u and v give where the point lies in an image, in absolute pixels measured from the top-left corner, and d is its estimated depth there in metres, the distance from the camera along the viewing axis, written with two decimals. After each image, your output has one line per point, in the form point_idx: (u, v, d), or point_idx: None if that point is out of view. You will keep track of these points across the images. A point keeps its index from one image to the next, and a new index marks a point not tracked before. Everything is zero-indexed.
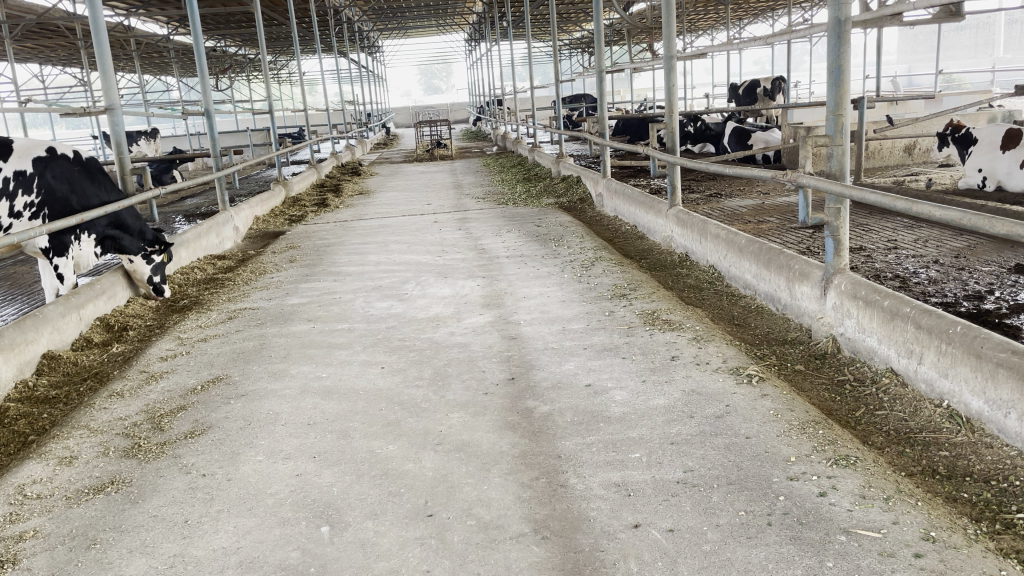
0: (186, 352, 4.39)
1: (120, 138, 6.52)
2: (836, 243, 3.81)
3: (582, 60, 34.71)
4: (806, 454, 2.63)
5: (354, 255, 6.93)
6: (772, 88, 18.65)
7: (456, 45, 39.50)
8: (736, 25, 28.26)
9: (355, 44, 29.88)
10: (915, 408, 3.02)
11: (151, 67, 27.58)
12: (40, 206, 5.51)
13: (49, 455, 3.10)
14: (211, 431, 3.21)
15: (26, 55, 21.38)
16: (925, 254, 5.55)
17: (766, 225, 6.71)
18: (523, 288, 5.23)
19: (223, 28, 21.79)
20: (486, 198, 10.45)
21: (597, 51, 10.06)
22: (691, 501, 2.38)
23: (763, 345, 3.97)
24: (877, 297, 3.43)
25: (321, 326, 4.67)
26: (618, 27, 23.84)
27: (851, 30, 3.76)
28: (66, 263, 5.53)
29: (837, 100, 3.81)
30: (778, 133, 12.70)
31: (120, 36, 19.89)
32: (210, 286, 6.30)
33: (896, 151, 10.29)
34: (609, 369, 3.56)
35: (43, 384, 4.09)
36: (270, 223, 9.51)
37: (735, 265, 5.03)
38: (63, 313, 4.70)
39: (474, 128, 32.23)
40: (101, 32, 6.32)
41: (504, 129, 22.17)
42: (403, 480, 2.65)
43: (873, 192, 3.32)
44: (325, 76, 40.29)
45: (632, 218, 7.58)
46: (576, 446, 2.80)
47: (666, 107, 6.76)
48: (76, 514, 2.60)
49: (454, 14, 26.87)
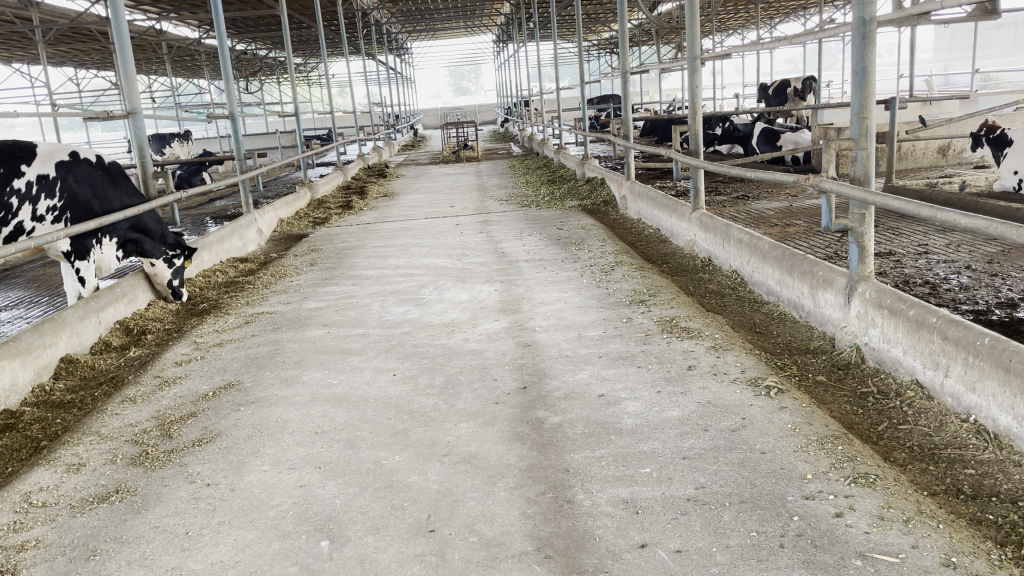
0: (201, 357, 4.39)
1: (142, 142, 6.56)
2: (861, 250, 3.69)
3: (610, 62, 34.59)
4: (824, 471, 2.53)
5: (374, 258, 6.91)
6: (803, 88, 18.39)
7: (484, 47, 39.52)
8: (765, 24, 27.95)
9: (383, 46, 30.02)
10: (940, 423, 2.91)
11: (183, 70, 27.92)
12: (62, 210, 5.54)
13: (57, 461, 3.09)
14: (219, 439, 3.19)
15: (60, 59, 21.74)
16: (956, 260, 5.38)
17: (792, 228, 6.57)
18: (541, 293, 5.15)
19: (253, 31, 21.99)
20: (509, 200, 10.40)
21: (623, 52, 9.95)
22: (701, 520, 2.30)
23: (785, 354, 3.86)
24: (903, 307, 3.31)
25: (336, 331, 4.64)
26: (645, 27, 23.67)
27: (877, 30, 3.63)
28: (87, 267, 5.55)
29: (862, 102, 3.69)
30: (808, 134, 12.49)
31: (152, 40, 20.15)
32: (230, 289, 6.32)
33: (929, 152, 10.08)
34: (624, 379, 3.47)
35: (60, 388, 4.11)
36: (294, 226, 9.55)
37: (758, 271, 4.92)
38: (83, 316, 4.73)
39: (501, 130, 32.23)
40: (123, 38, 6.37)
41: (530, 130, 22.13)
42: (407, 493, 2.60)
43: (898, 198, 3.20)
44: (354, 78, 40.55)
45: (655, 221, 7.48)
46: (586, 460, 2.73)
47: (689, 109, 6.65)
48: (79, 524, 2.59)
49: (482, 16, 26.87)
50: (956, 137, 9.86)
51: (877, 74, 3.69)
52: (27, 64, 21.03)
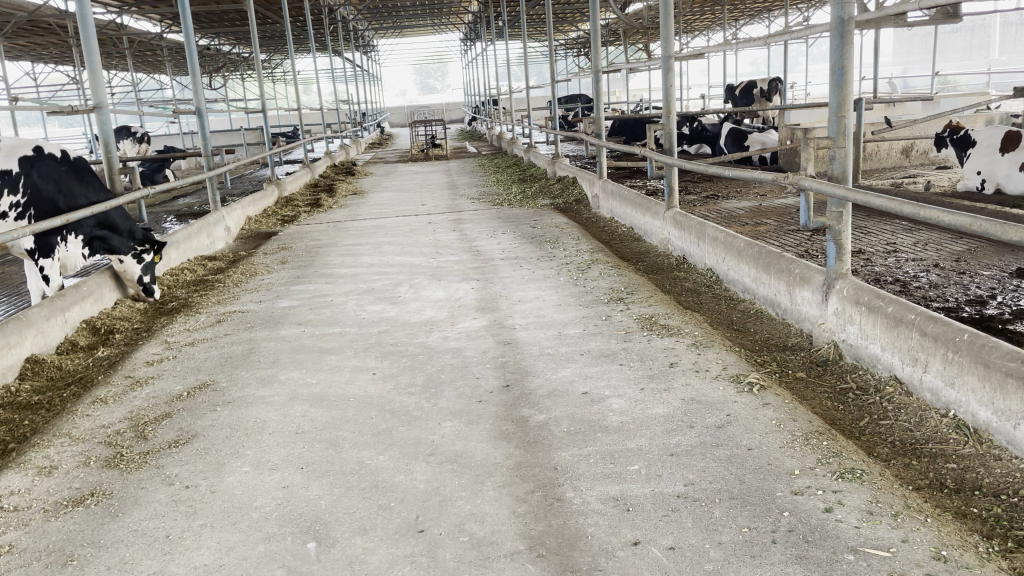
0: (173, 356, 4.30)
1: (109, 137, 6.41)
2: (839, 248, 3.72)
3: (578, 61, 34.65)
4: (811, 467, 2.55)
5: (347, 256, 6.83)
6: (768, 89, 18.58)
7: (452, 45, 39.40)
8: (731, 25, 28.23)
9: (349, 43, 29.77)
10: (920, 418, 2.94)
11: (145, 66, 27.41)
12: (26, 207, 5.40)
13: (28, 464, 2.99)
14: (196, 440, 3.11)
15: (18, 53, 21.22)
16: (925, 258, 5.47)
17: (764, 227, 6.63)
18: (518, 291, 5.13)
19: (218, 26, 21.68)
20: (481, 198, 10.37)
21: (594, 51, 9.96)
22: (692, 517, 2.29)
23: (764, 351, 3.89)
24: (881, 303, 3.34)
25: (311, 329, 4.58)
26: (614, 27, 23.79)
27: (855, 30, 3.67)
28: (51, 265, 5.41)
29: (840, 101, 3.73)
30: (774, 134, 12.64)
31: (113, 35, 19.74)
32: (199, 287, 6.20)
33: (893, 153, 10.24)
34: (606, 376, 3.47)
35: (26, 388, 3.98)
36: (262, 224, 9.41)
37: (734, 269, 4.95)
38: (48, 315, 4.60)
39: (469, 129, 32.14)
40: (89, 30, 6.21)
41: (499, 129, 22.08)
42: (393, 493, 2.56)
43: (878, 195, 3.23)
44: (320, 75, 40.15)
45: (628, 219, 7.50)
46: (573, 457, 2.71)
47: (663, 108, 6.68)
48: (53, 529, 2.51)
49: (450, 14, 26.77)
50: (919, 138, 10.04)
51: (854, 74, 3.73)
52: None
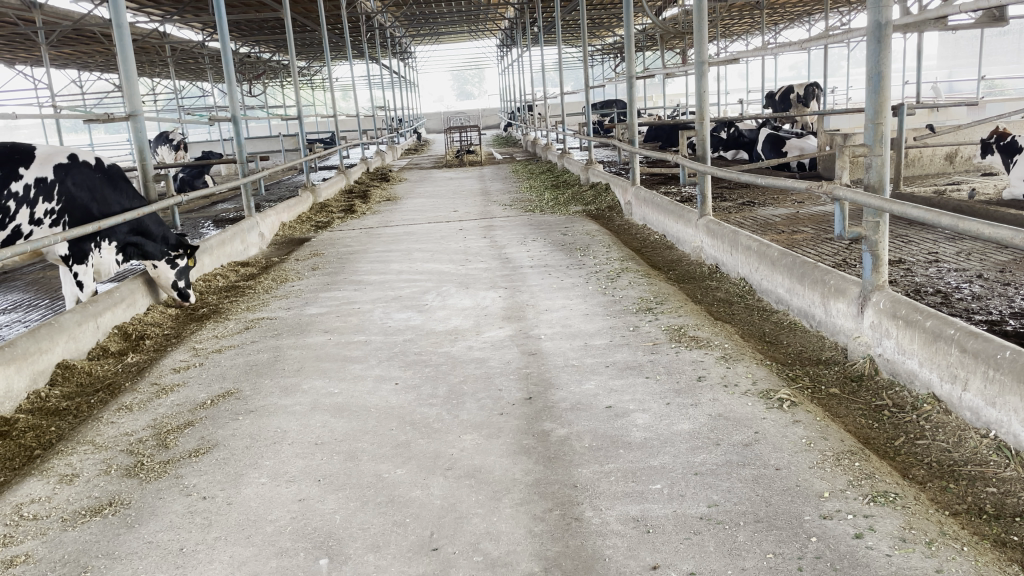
0: (199, 363, 4.31)
1: (143, 144, 6.49)
2: (875, 259, 3.59)
3: (614, 66, 34.54)
4: (841, 489, 2.44)
5: (377, 263, 6.84)
6: (807, 94, 18.27)
7: (488, 51, 39.54)
8: (770, 29, 27.90)
9: (386, 49, 29.99)
10: (959, 439, 2.81)
11: (186, 73, 27.88)
12: (60, 213, 5.46)
13: (50, 472, 3.01)
14: (216, 449, 3.10)
15: (64, 61, 21.70)
16: (967, 268, 5.29)
17: (800, 235, 6.49)
18: (545, 300, 5.07)
19: (256, 34, 21.94)
20: (513, 205, 10.32)
21: (628, 56, 9.84)
22: (714, 540, 2.21)
23: (796, 364, 3.77)
24: (919, 318, 3.22)
25: (336, 337, 4.56)
26: (650, 32, 23.64)
27: (893, 34, 3.54)
28: (85, 271, 5.46)
29: (877, 108, 3.61)
30: (813, 140, 12.42)
31: (155, 43, 20.10)
32: (230, 294, 6.24)
33: (936, 159, 9.99)
34: (632, 390, 3.38)
35: (56, 394, 4.02)
36: (295, 230, 9.48)
37: (768, 279, 4.83)
38: (80, 321, 4.65)
39: (504, 134, 32.18)
40: (124, 40, 6.29)
41: (533, 135, 22.06)
42: (409, 508, 2.51)
43: (916, 205, 3.11)
44: (357, 81, 40.55)
45: (661, 227, 7.40)
46: (594, 475, 2.64)
47: (696, 114, 6.56)
48: (70, 539, 2.50)
49: (486, 20, 26.82)
50: (963, 144, 9.78)
51: (892, 79, 3.61)
52: (31, 66, 20.98)
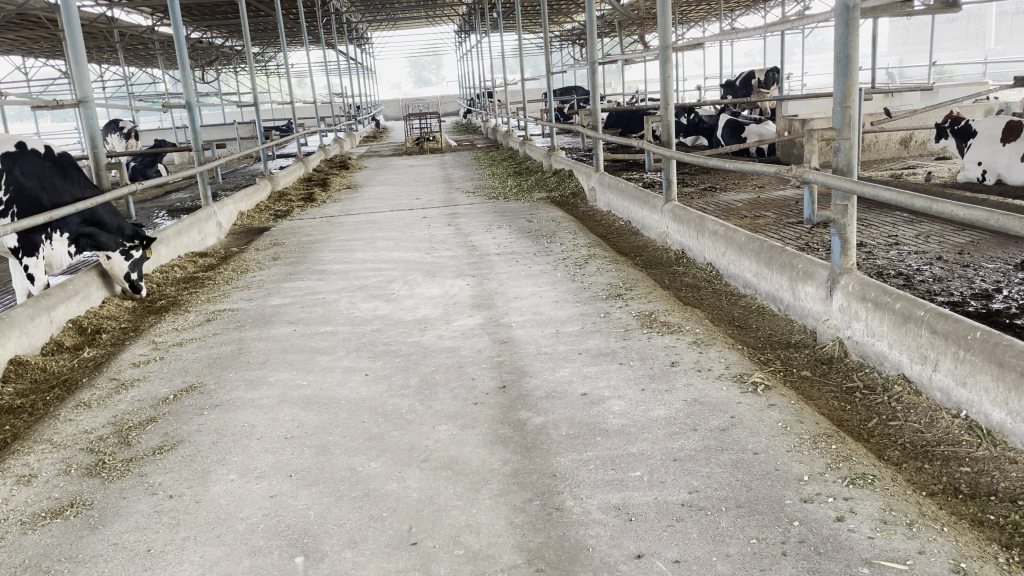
0: (160, 357, 4.17)
1: (95, 132, 6.27)
2: (843, 242, 3.62)
3: (574, 52, 34.55)
4: (820, 472, 2.45)
5: (340, 252, 6.72)
6: (766, 80, 18.44)
7: (446, 37, 39.20)
8: (727, 16, 28.11)
9: (343, 35, 29.55)
10: (931, 419, 2.84)
11: (136, 59, 27.17)
12: (9, 204, 5.20)
13: (6, 473, 2.88)
14: (181, 446, 3.00)
15: (8, 47, 20.98)
16: (927, 250, 5.37)
17: (763, 219, 6.54)
18: (514, 287, 5.02)
19: (209, 19, 21.45)
20: (476, 192, 10.23)
21: (590, 42, 9.79)
22: (698, 527, 2.19)
23: (767, 348, 3.78)
24: (888, 300, 3.24)
25: (302, 328, 4.47)
26: (609, 18, 23.64)
27: (860, 17, 3.56)
28: (36, 263, 5.23)
29: (845, 92, 3.62)
30: (772, 125, 12.54)
31: (103, 28, 19.52)
32: (189, 285, 6.07)
33: (892, 143, 10.16)
34: (606, 377, 3.36)
35: (8, 392, 3.86)
36: (254, 219, 9.29)
37: (735, 264, 4.85)
38: (33, 315, 4.48)
39: (464, 121, 31.98)
40: (73, 23, 6.06)
41: (494, 122, 21.94)
42: (386, 502, 2.45)
43: (886, 188, 3.12)
44: (313, 67, 39.96)
45: (626, 213, 7.39)
46: (572, 463, 2.61)
47: (661, 99, 6.56)
48: (31, 542, 2.40)
49: (444, 6, 26.56)
50: (918, 129, 9.94)
51: (859, 63, 3.62)
52: None
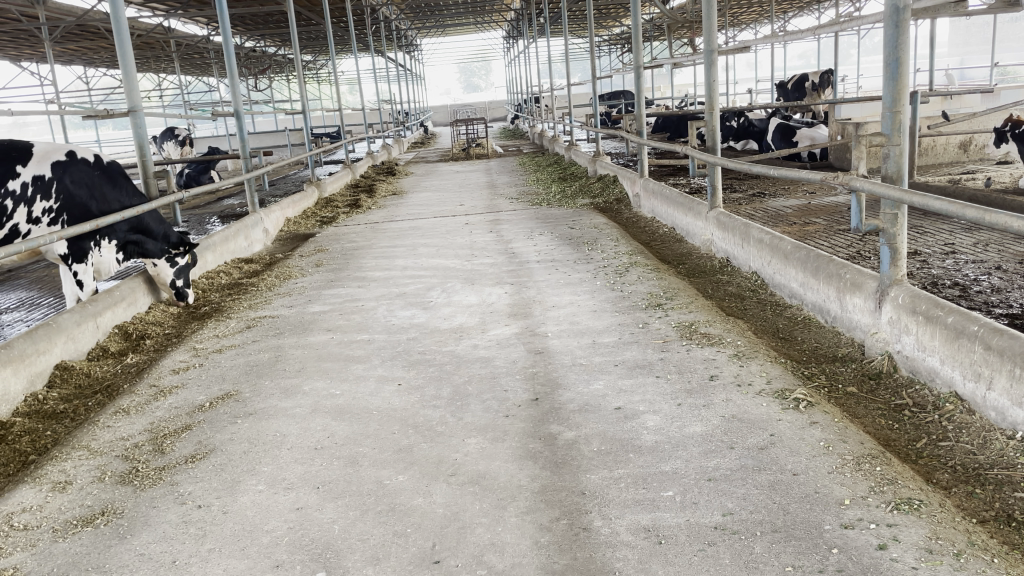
0: (199, 364, 4.22)
1: (143, 140, 6.39)
2: (893, 252, 3.47)
3: (622, 56, 34.33)
4: (863, 496, 2.33)
5: (381, 259, 6.74)
6: (820, 83, 18.04)
7: (495, 43, 39.33)
8: (779, 17, 27.60)
9: (392, 42, 29.84)
10: (984, 440, 2.69)
11: (191, 68, 27.81)
12: (59, 212, 5.38)
13: (44, 479, 2.92)
14: (213, 455, 3.01)
15: (70, 57, 21.65)
16: (985, 259, 5.15)
17: (812, 226, 6.36)
18: (552, 296, 4.96)
19: (261, 28, 21.83)
20: (520, 198, 10.21)
21: (635, 46, 9.66)
22: (730, 552, 2.10)
23: (812, 363, 3.64)
24: (940, 314, 3.09)
25: (339, 336, 4.47)
26: (658, 22, 23.44)
27: (911, 18, 3.41)
28: (85, 269, 5.38)
29: (895, 96, 3.47)
30: (825, 129, 12.24)
31: (159, 38, 19.98)
32: (233, 291, 6.14)
33: (950, 147, 9.83)
34: (642, 391, 3.27)
35: (53, 397, 3.94)
36: (301, 225, 9.40)
37: (781, 273, 4.70)
38: (79, 320, 4.57)
39: (511, 127, 31.97)
40: (123, 33, 6.19)
41: (541, 127, 21.92)
42: (410, 518, 2.41)
43: (938, 198, 2.97)
44: (363, 74, 40.46)
45: (670, 219, 7.27)
46: (602, 481, 2.54)
47: (706, 104, 6.42)
48: (61, 551, 2.42)
49: (492, 12, 26.63)
50: (978, 132, 9.60)
51: (910, 66, 3.47)
52: (36, 62, 20.94)
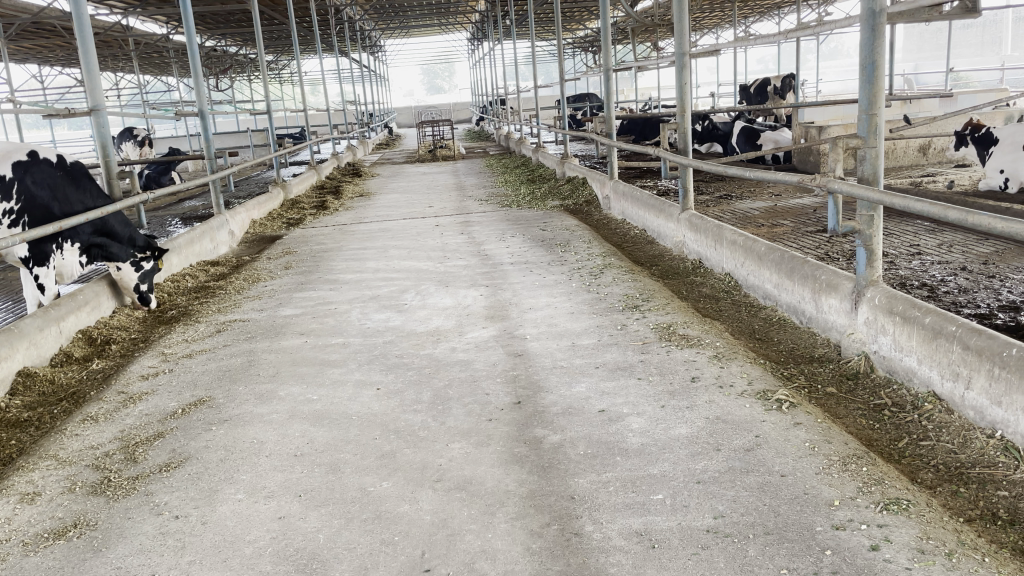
0: (169, 370, 4.10)
1: (106, 141, 6.24)
2: (868, 254, 3.50)
3: (587, 59, 34.50)
4: (851, 497, 2.34)
5: (352, 261, 6.65)
6: (783, 87, 18.28)
7: (460, 44, 39.28)
8: (742, 22, 27.95)
9: (356, 44, 29.64)
10: (964, 439, 2.72)
11: (151, 67, 27.28)
12: (19, 213, 5.17)
13: (10, 490, 2.81)
14: (188, 463, 2.93)
15: (24, 55, 21.10)
16: (951, 261, 5.24)
17: (781, 228, 6.42)
18: (528, 298, 4.94)
19: (223, 27, 21.49)
20: (489, 199, 10.18)
21: (604, 49, 9.69)
22: (725, 556, 2.09)
23: (790, 363, 3.67)
24: (917, 314, 3.13)
25: (313, 340, 4.39)
26: (623, 25, 23.60)
27: (886, 22, 3.46)
28: (46, 273, 5.17)
29: (871, 99, 3.51)
30: (788, 132, 12.41)
31: (118, 36, 19.55)
32: (200, 295, 6.02)
33: (911, 151, 10.02)
34: (625, 393, 3.26)
35: (16, 404, 3.80)
36: (266, 227, 9.24)
37: (755, 274, 4.73)
38: (42, 325, 4.42)
39: (477, 129, 31.91)
40: (86, 31, 6.03)
41: (507, 129, 21.91)
42: (397, 525, 2.37)
43: (916, 199, 3.01)
44: (327, 75, 40.07)
45: (641, 221, 7.29)
46: (591, 485, 2.51)
47: (678, 106, 6.44)
48: (32, 566, 2.32)
49: (457, 13, 26.57)
50: (937, 136, 9.80)
51: (886, 69, 3.51)
52: None
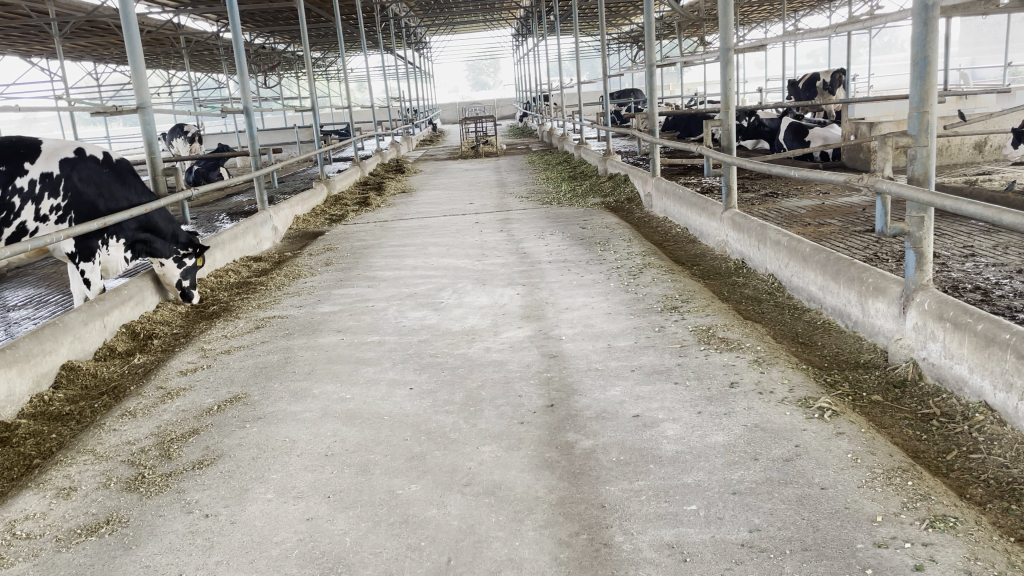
0: (208, 365, 4.14)
1: (152, 137, 6.32)
2: (918, 256, 3.36)
3: (632, 54, 34.20)
4: (895, 513, 2.24)
5: (391, 258, 6.66)
6: (833, 81, 17.88)
7: (504, 40, 39.26)
8: (791, 16, 27.42)
9: (401, 40, 29.82)
10: (1017, 453, 2.59)
11: (201, 64, 27.74)
12: (66, 210, 5.32)
13: (48, 485, 2.85)
14: (221, 461, 2.94)
15: (79, 53, 21.65)
16: (1006, 263, 5.04)
17: (828, 227, 6.26)
18: (566, 297, 4.88)
19: (270, 25, 21.76)
20: (530, 196, 10.12)
21: (648, 45, 9.56)
22: (759, 572, 2.01)
23: (834, 369, 3.56)
24: (969, 320, 2.99)
25: (349, 337, 4.39)
26: (669, 20, 23.33)
27: (940, 15, 3.31)
28: (92, 268, 5.32)
29: (923, 95, 3.37)
30: (838, 129, 12.13)
31: (169, 34, 19.92)
32: (241, 290, 6.08)
33: (966, 148, 9.71)
34: (661, 397, 3.18)
35: (59, 398, 3.87)
36: (309, 223, 9.32)
37: (799, 276, 4.60)
38: (86, 320, 4.50)
39: (520, 125, 31.86)
40: (132, 30, 6.12)
41: (551, 125, 21.83)
42: (424, 530, 2.34)
43: (969, 201, 2.87)
44: (372, 73, 40.44)
45: (683, 220, 7.17)
46: (623, 494, 2.45)
47: (722, 102, 6.30)
48: (64, 562, 2.34)
49: (502, 9, 26.54)
50: (994, 133, 9.47)
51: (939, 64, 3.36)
52: (45, 58, 20.84)
